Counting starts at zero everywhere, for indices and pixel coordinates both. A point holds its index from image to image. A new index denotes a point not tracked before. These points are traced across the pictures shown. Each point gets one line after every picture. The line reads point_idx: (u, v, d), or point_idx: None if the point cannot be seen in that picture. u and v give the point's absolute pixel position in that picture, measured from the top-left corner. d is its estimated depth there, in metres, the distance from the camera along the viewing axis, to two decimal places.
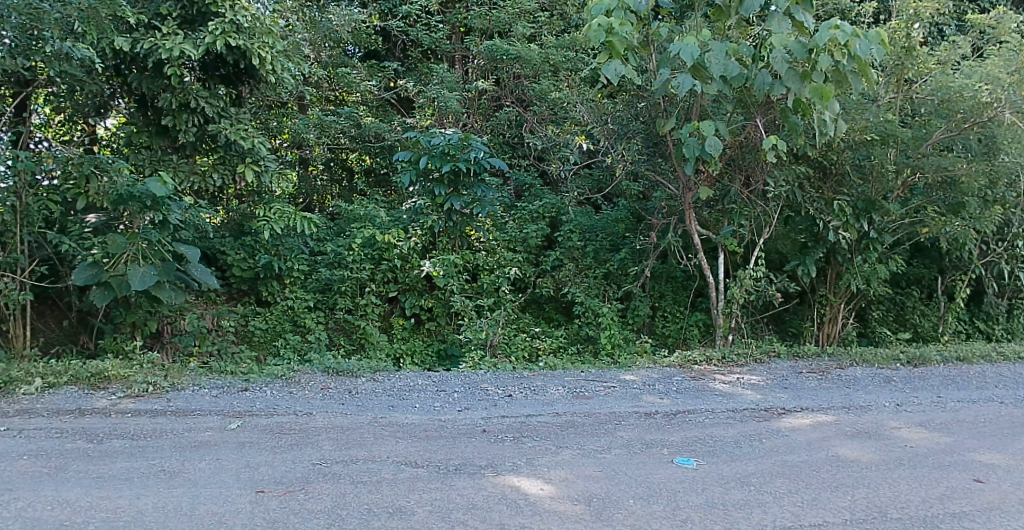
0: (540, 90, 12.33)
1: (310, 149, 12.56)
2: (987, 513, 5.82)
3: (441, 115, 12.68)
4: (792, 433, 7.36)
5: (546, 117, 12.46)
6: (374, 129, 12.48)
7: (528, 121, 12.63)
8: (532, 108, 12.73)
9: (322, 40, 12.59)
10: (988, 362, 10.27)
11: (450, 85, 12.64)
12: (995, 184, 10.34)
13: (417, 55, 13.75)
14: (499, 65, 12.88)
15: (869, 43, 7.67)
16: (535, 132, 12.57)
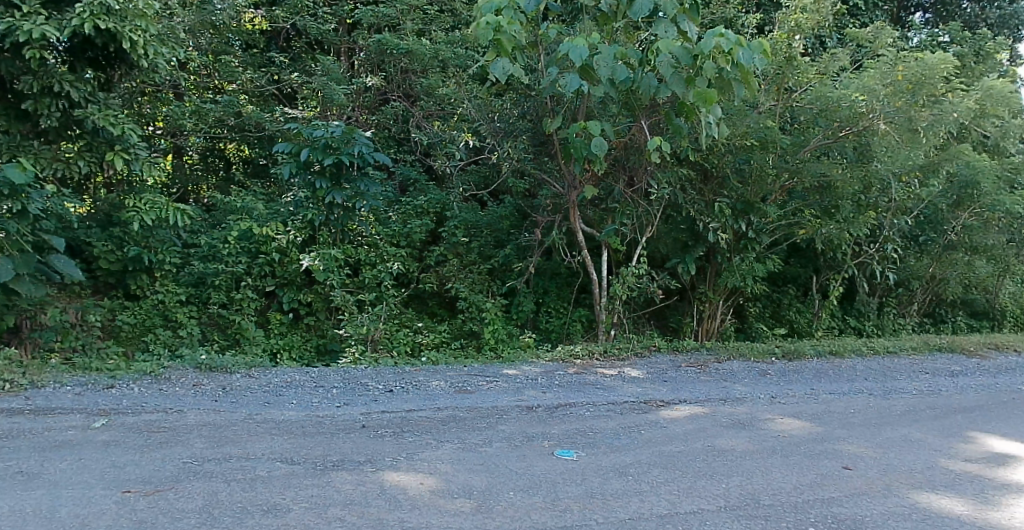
0: (428, 86, 12.38)
1: (186, 138, 12.38)
2: (854, 499, 6.13)
3: (325, 107, 12.60)
4: (669, 423, 7.60)
5: (433, 112, 12.52)
6: (254, 118, 12.18)
7: (415, 116, 12.66)
8: (418, 103, 12.76)
9: (201, 25, 12.17)
10: (858, 357, 10.92)
11: (337, 78, 12.51)
12: (870, 190, 11.02)
13: (301, 46, 13.63)
14: (387, 59, 12.84)
15: (751, 53, 7.94)
16: (421, 127, 12.63)
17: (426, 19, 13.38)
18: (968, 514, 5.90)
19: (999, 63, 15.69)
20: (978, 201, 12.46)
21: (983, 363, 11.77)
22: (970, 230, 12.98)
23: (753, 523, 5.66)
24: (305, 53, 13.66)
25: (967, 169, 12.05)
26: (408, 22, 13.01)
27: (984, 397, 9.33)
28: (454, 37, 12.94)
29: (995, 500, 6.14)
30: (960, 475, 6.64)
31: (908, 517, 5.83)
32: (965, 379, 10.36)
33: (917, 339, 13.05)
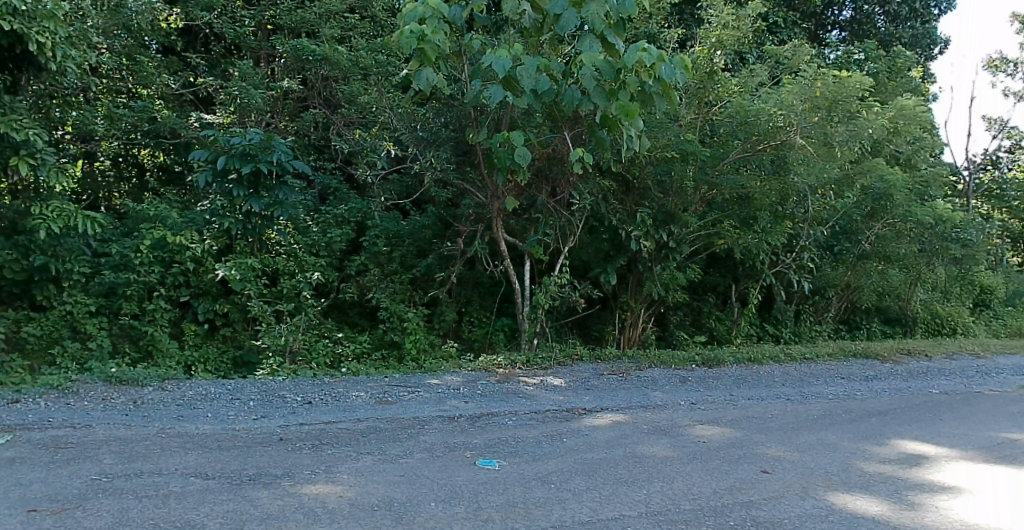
0: (349, 93, 12.17)
1: (97, 143, 12.00)
2: (771, 502, 6.26)
3: (243, 113, 12.32)
4: (591, 431, 7.69)
5: (353, 120, 12.49)
6: (168, 125, 11.97)
7: (335, 123, 12.58)
8: (339, 111, 12.67)
9: (116, 28, 11.82)
10: (776, 363, 11.30)
11: (254, 83, 12.36)
12: (786, 201, 11.44)
13: (219, 50, 13.54)
14: (306, 66, 12.62)
15: (673, 68, 8.12)
16: (342, 135, 12.60)
17: (347, 27, 13.19)
18: (880, 513, 6.08)
19: (908, 81, 16.47)
20: (891, 211, 13.05)
21: (895, 368, 12.28)
22: (881, 240, 13.70)
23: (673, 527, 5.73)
24: (222, 59, 13.54)
25: (880, 182, 12.58)
26: (326, 29, 12.82)
27: (893, 400, 9.73)
28: (377, 44, 12.70)
29: (905, 499, 6.35)
30: (872, 475, 6.86)
31: (823, 519, 5.96)
32: (877, 383, 10.78)
33: (834, 346, 13.56)
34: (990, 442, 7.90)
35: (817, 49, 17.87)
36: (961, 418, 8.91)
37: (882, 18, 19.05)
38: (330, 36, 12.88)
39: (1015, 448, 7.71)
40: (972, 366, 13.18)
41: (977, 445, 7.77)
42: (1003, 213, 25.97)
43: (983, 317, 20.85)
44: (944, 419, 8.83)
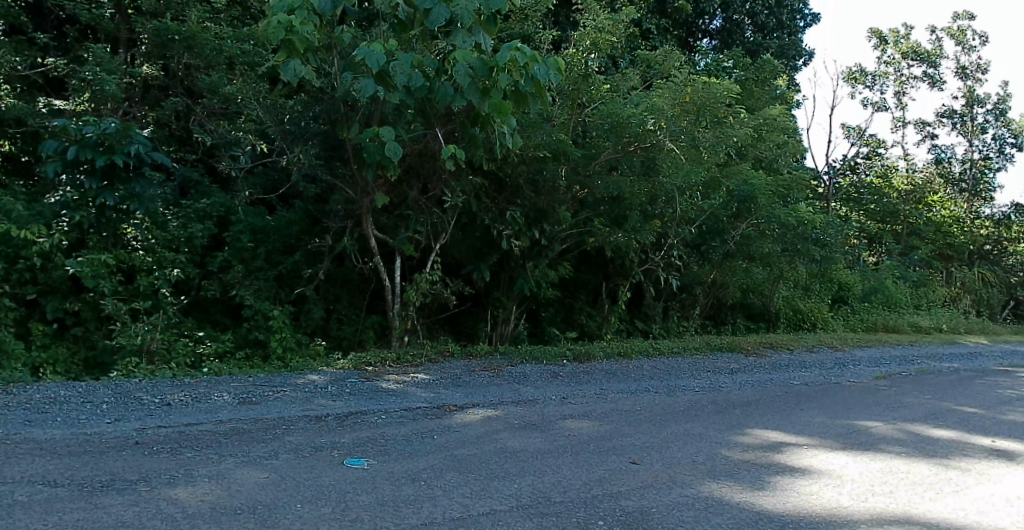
0: (210, 83, 11.71)
1: None
2: (642, 492, 6.16)
3: (98, 101, 11.65)
4: (462, 427, 7.74)
5: (215, 110, 11.90)
6: (14, 111, 11.22)
7: (197, 114, 12.17)
8: (201, 101, 12.18)
9: None
10: (644, 357, 11.87)
11: (111, 68, 11.70)
12: (654, 201, 12.01)
13: (74, 33, 12.87)
14: (168, 52, 12.27)
15: (546, 69, 8.22)
16: (203, 125, 12.02)
17: (214, 13, 12.95)
18: (747, 496, 6.10)
19: (772, 90, 17.52)
20: (755, 213, 13.72)
21: (757, 360, 13.04)
22: (746, 239, 14.38)
23: (543, 519, 5.51)
24: (76, 42, 12.89)
25: (745, 185, 13.35)
26: (191, 13, 12.43)
27: (754, 392, 10.30)
28: (243, 33, 12.42)
29: (771, 486, 6.37)
30: (741, 464, 6.97)
31: (690, 506, 5.86)
32: (742, 376, 11.38)
33: (700, 340, 14.31)
34: (842, 429, 8.44)
35: (689, 56, 18.66)
36: (812, 407, 9.54)
37: (751, 28, 20.09)
38: (196, 19, 12.50)
39: (863, 433, 8.25)
40: (828, 359, 14.13)
41: (832, 433, 8.25)
42: (861, 215, 27.96)
43: (841, 313, 22.38)
44: (799, 409, 9.39)
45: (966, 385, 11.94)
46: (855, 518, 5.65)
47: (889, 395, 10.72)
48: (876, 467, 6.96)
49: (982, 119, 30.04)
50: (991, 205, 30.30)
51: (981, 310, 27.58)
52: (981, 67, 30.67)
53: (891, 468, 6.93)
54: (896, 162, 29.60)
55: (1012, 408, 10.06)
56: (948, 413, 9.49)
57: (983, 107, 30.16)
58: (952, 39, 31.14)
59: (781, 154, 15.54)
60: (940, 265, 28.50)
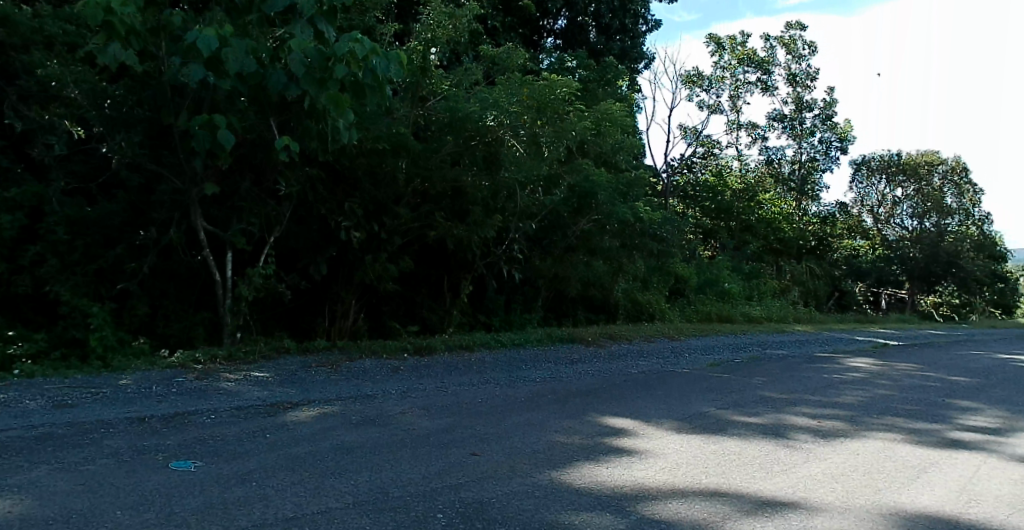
0: (27, 62, 10.94)
1: None
2: (480, 483, 6.19)
3: None
4: (297, 425, 7.65)
5: (32, 94, 11.13)
6: None
7: (9, 98, 11.14)
8: (14, 81, 11.32)
9: None
10: (483, 350, 12.28)
11: None
12: (497, 196, 12.82)
13: None
14: None
15: (387, 61, 8.15)
16: (18, 111, 11.14)
17: None
18: (585, 480, 6.33)
19: (615, 91, 18.42)
20: (594, 208, 14.56)
21: (595, 350, 13.73)
22: (587, 234, 15.16)
23: (381, 513, 5.43)
24: None
25: (585, 182, 14.06)
26: None
27: (593, 381, 10.82)
28: (64, 10, 11.59)
29: (607, 470, 6.65)
30: (579, 451, 7.27)
31: (529, 495, 5.92)
32: (582, 366, 11.93)
33: (541, 332, 14.85)
34: (672, 414, 9.07)
35: (535, 55, 19.27)
36: (644, 394, 10.16)
37: (596, 30, 20.89)
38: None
39: (693, 418, 8.88)
40: (662, 347, 15.06)
41: (665, 418, 8.84)
42: (696, 212, 29.84)
43: (678, 304, 23.85)
44: (634, 397, 9.94)
45: (791, 370, 13.05)
46: (687, 496, 5.95)
47: (716, 380, 11.58)
48: (709, 452, 7.38)
49: (809, 123, 32.85)
50: (817, 203, 33.84)
51: (808, 300, 30.38)
52: (808, 76, 33.47)
53: (721, 451, 7.41)
54: (731, 162, 31.74)
55: (831, 391, 11.09)
56: (771, 397, 10.35)
57: (809, 113, 32.96)
58: (782, 49, 33.72)
59: (620, 150, 16.07)
60: (770, 259, 30.88)
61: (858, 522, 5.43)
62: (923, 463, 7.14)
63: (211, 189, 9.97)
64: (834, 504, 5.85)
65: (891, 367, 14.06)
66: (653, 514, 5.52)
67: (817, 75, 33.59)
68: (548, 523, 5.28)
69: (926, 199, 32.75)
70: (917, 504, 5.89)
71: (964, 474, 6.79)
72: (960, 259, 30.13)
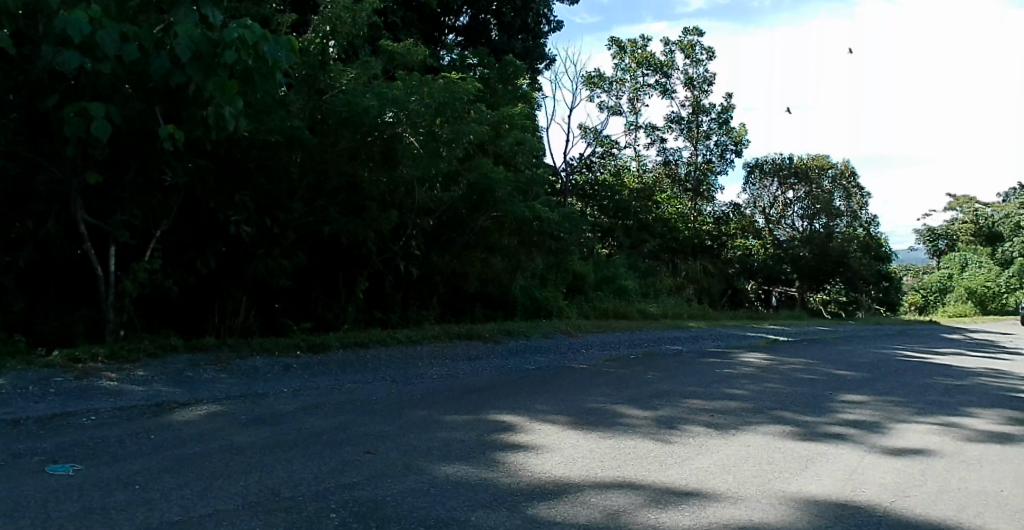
0: None
1: None
2: (375, 481, 6.21)
3: None
4: (184, 426, 7.47)
5: None
6: None
7: None
8: None
9: None
10: (378, 347, 12.27)
11: None
12: (395, 193, 13.10)
13: None
14: None
15: (275, 47, 8.03)
16: None
17: None
18: (480, 476, 6.45)
19: (515, 90, 18.75)
20: (494, 205, 14.91)
21: (493, 347, 13.91)
22: (485, 232, 15.51)
23: (272, 514, 5.38)
24: None
25: (484, 179, 14.24)
26: None
27: (489, 378, 10.99)
28: None
29: (504, 466, 6.79)
30: (475, 448, 7.39)
31: (423, 492, 5.98)
32: (480, 363, 12.07)
33: (438, 329, 14.94)
34: (566, 409, 9.34)
35: (436, 50, 19.29)
36: (540, 390, 10.39)
37: (497, 28, 21.06)
38: None
39: (588, 413, 9.17)
40: (559, 343, 15.41)
41: (560, 413, 9.11)
42: (595, 210, 30.65)
43: (576, 301, 24.37)
44: (533, 393, 10.14)
45: (682, 365, 13.63)
46: (582, 490, 6.15)
47: (611, 376, 11.95)
48: (602, 446, 7.65)
49: (706, 126, 34.25)
50: (711, 204, 35.16)
51: (701, 297, 31.38)
52: (705, 80, 34.81)
53: (615, 445, 7.71)
54: (626, 163, 32.76)
55: (717, 385, 11.66)
56: (664, 392, 10.78)
57: (706, 116, 34.33)
58: (681, 52, 34.92)
59: (519, 151, 16.14)
60: (665, 258, 31.90)
61: (741, 510, 5.77)
62: (812, 453, 7.65)
63: (94, 180, 9.66)
64: (717, 493, 6.18)
65: (780, 362, 14.85)
66: (549, 508, 5.67)
67: (714, 80, 35.02)
68: (442, 519, 5.36)
69: (814, 200, 34.62)
70: (792, 491, 6.30)
71: (846, 463, 7.30)
72: (848, 258, 32.34)
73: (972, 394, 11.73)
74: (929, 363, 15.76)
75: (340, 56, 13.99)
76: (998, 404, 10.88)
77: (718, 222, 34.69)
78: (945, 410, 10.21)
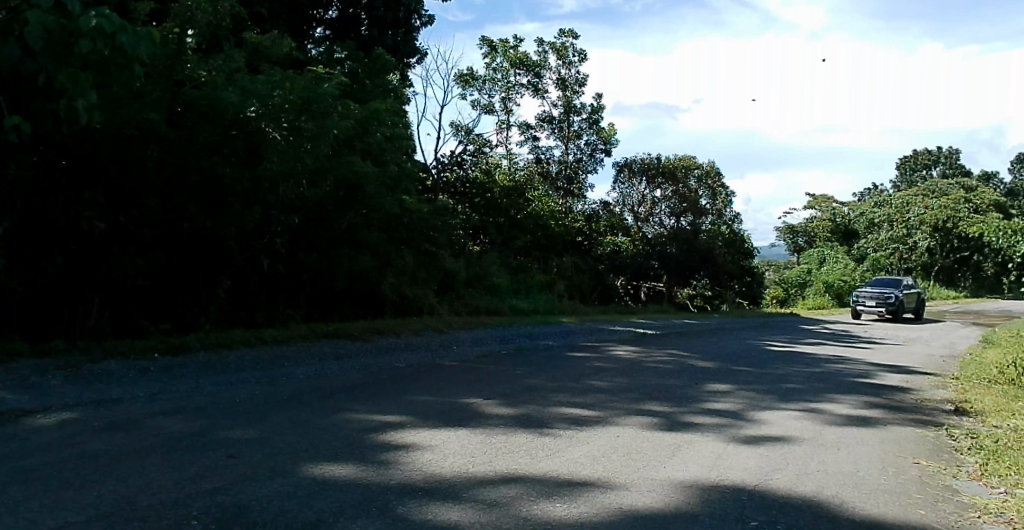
0: None
1: None
2: (238, 486, 6.19)
3: None
4: (33, 435, 7.13)
5: None
6: None
7: None
8: None
9: None
10: (241, 348, 12.02)
11: None
12: (260, 187, 13.13)
13: None
14: None
15: (136, 39, 7.58)
16: None
17: None
18: (352, 476, 6.54)
19: (384, 84, 18.59)
20: (361, 201, 15.51)
21: (362, 346, 13.87)
22: (351, 227, 15.96)
23: (128, 525, 5.27)
24: None
25: (353, 173, 14.56)
26: None
27: (357, 377, 11.00)
28: None
29: (376, 465, 6.90)
30: (345, 448, 7.47)
31: (289, 495, 6.01)
32: (348, 362, 12.05)
33: (305, 328, 14.75)
34: (445, 407, 9.53)
35: (304, 44, 18.96)
36: (413, 389, 10.55)
37: (369, 23, 20.89)
38: None
39: (468, 411, 9.42)
40: (427, 341, 15.55)
41: (436, 411, 9.33)
42: (467, 207, 30.88)
43: (447, 298, 24.55)
44: (405, 393, 10.25)
45: (551, 360, 14.14)
46: (456, 486, 6.36)
47: (484, 373, 12.26)
48: (476, 442, 7.91)
49: (577, 126, 35.35)
50: (581, 201, 36.10)
51: (573, 293, 32.61)
52: (578, 82, 35.91)
53: (486, 440, 8.01)
54: (499, 161, 33.19)
55: (584, 378, 12.23)
56: (538, 387, 11.18)
57: (578, 117, 35.45)
58: (553, 53, 35.74)
59: (390, 146, 15.99)
60: (536, 255, 32.48)
61: (612, 498, 6.16)
62: (680, 442, 8.28)
63: None
64: (585, 483, 6.55)
65: (645, 355, 15.65)
66: (419, 506, 5.80)
67: (584, 81, 36.11)
68: (311, 522, 5.41)
69: (682, 199, 35.52)
70: (646, 477, 6.79)
71: (704, 450, 7.92)
72: (713, 255, 35.01)
73: (826, 382, 12.83)
74: (779, 353, 17.07)
75: (201, 47, 13.70)
76: (852, 391, 11.98)
77: (589, 220, 35.83)
78: (790, 396, 11.17)
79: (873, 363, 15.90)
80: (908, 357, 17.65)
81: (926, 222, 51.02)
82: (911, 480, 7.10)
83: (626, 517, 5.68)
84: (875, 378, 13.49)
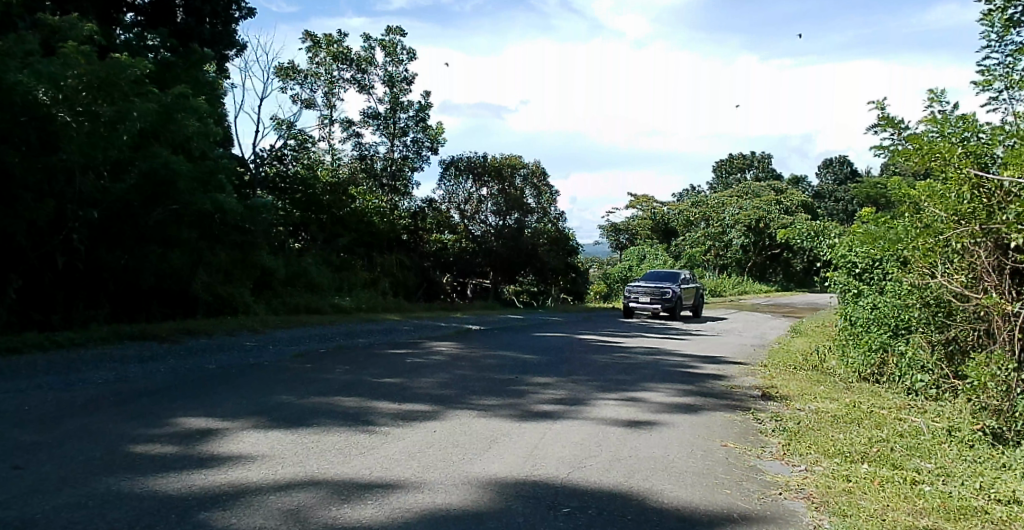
0: None
1: None
2: (24, 498, 6.12)
3: None
4: None
5: None
6: None
7: None
8: None
9: None
10: (31, 352, 11.39)
11: None
12: (55, 179, 12.28)
13: None
14: None
15: None
16: None
17: None
18: (156, 484, 6.65)
19: (197, 75, 18.02)
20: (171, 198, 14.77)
21: (169, 347, 13.48)
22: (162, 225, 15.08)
23: None
24: None
25: (163, 168, 13.92)
26: None
27: (165, 380, 10.81)
28: None
29: (178, 472, 7.02)
30: (149, 455, 7.47)
31: (81, 505, 6.05)
32: (154, 364, 11.77)
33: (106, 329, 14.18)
34: (263, 409, 9.64)
35: (110, 29, 17.93)
36: (232, 390, 10.53)
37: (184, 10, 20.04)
38: None
39: (297, 411, 9.58)
40: (239, 341, 15.31)
41: (259, 412, 9.44)
42: (287, 203, 30.18)
43: (265, 298, 23.93)
44: (217, 394, 10.26)
45: (377, 357, 14.56)
46: (257, 491, 6.64)
47: (307, 372, 12.40)
48: (292, 444, 8.18)
49: (403, 123, 35.58)
50: (408, 199, 35.92)
51: (398, 290, 33.26)
52: (405, 80, 36.17)
53: (300, 441, 8.29)
54: (322, 157, 32.87)
55: (408, 375, 12.70)
56: (361, 386, 11.49)
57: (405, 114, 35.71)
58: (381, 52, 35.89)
59: (197, 137, 15.48)
60: (360, 252, 32.45)
61: (425, 495, 6.75)
62: (497, 434, 8.96)
63: None
64: (400, 482, 7.07)
65: (468, 350, 16.40)
66: (222, 512, 6.07)
67: (412, 80, 36.53)
68: None
69: (507, 199, 36.45)
70: (454, 473, 7.42)
71: (522, 442, 8.67)
72: (539, 252, 36.72)
73: (648, 373, 14.14)
74: (597, 346, 18.45)
75: None
76: (668, 381, 13.33)
77: (416, 217, 36.07)
78: (608, 388, 12.29)
79: (690, 354, 17.57)
80: (719, 347, 19.57)
81: (740, 222, 54.96)
82: (695, 461, 8.23)
83: (432, 513, 6.27)
84: (695, 368, 15.01)
